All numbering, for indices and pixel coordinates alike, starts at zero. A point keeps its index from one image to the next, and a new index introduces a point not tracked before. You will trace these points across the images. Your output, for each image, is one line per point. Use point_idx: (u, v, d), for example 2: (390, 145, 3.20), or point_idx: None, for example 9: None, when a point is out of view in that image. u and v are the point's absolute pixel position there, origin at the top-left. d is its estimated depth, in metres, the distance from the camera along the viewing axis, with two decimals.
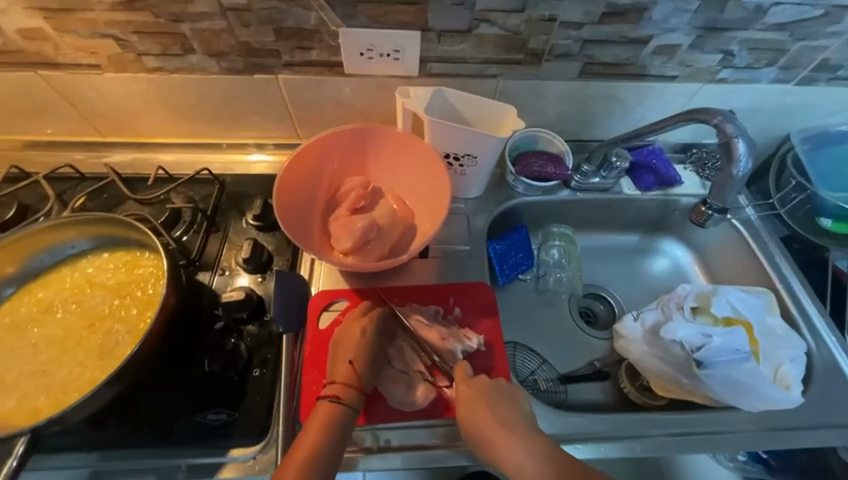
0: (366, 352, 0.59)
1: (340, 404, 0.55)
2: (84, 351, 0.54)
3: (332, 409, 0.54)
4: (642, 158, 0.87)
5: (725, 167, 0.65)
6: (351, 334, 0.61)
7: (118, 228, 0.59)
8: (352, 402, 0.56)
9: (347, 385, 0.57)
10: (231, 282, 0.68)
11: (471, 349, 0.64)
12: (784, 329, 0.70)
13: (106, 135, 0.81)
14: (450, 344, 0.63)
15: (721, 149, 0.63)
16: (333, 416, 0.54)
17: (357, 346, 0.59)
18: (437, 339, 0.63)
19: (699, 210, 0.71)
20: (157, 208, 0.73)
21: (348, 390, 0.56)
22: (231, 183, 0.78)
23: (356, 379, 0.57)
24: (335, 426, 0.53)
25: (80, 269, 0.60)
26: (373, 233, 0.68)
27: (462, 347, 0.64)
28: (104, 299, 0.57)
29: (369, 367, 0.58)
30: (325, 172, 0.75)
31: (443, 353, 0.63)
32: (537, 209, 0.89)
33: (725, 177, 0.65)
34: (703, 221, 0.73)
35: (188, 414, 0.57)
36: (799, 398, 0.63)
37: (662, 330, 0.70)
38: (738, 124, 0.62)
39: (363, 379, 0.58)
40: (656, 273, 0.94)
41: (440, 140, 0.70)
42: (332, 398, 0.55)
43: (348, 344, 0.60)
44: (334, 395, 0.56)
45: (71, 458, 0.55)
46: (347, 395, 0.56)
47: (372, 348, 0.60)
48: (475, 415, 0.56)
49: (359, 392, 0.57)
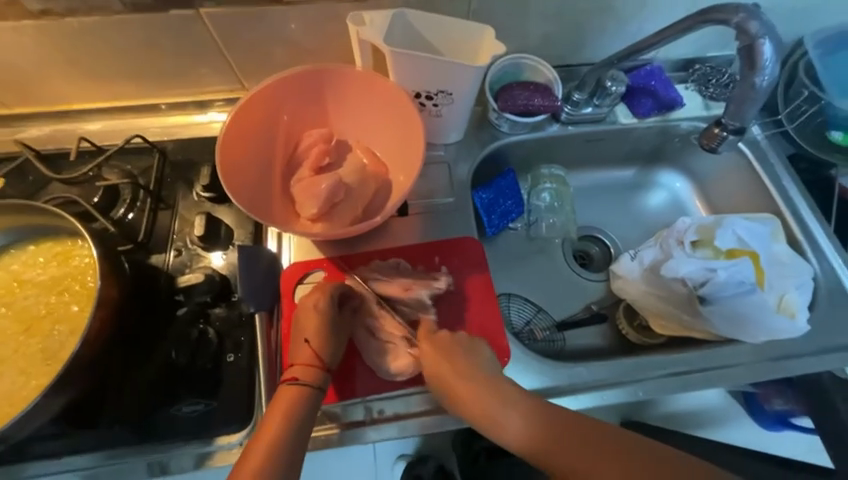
0: (324, 326, 0.54)
1: (302, 385, 0.50)
2: (24, 358, 0.48)
3: (295, 392, 0.49)
4: (639, 81, 0.77)
5: (747, 75, 0.55)
6: (305, 312, 0.55)
7: (34, 215, 0.50)
8: (317, 381, 0.51)
9: (310, 365, 0.52)
10: (190, 264, 0.60)
11: (440, 290, 0.61)
12: (791, 256, 0.66)
13: (13, 106, 0.68)
14: (417, 289, 0.59)
15: (742, 53, 0.55)
16: (294, 399, 0.49)
17: (313, 323, 0.54)
18: (400, 292, 0.59)
19: (712, 131, 0.62)
20: (88, 186, 0.63)
21: (311, 370, 0.51)
22: (173, 150, 0.68)
23: (317, 357, 0.52)
24: (298, 408, 0.48)
25: (5, 266, 0.52)
26: (341, 194, 0.60)
27: (428, 291, 0.60)
28: (39, 298, 0.50)
29: (331, 342, 0.53)
30: (280, 127, 0.64)
31: (409, 301, 0.60)
32: (525, 150, 0.80)
33: (747, 88, 0.56)
34: (716, 147, 0.63)
35: (162, 409, 0.53)
36: (805, 325, 0.61)
37: (664, 267, 0.67)
38: (764, 21, 0.53)
39: (326, 355, 0.53)
40: (652, 208, 0.88)
41: (408, 77, 0.59)
42: (290, 380, 0.50)
43: (301, 324, 0.55)
44: (293, 377, 0.51)
45: (41, 466, 0.51)
46: (309, 374, 0.51)
47: (333, 320, 0.55)
48: (434, 369, 0.53)
49: (324, 370, 0.52)
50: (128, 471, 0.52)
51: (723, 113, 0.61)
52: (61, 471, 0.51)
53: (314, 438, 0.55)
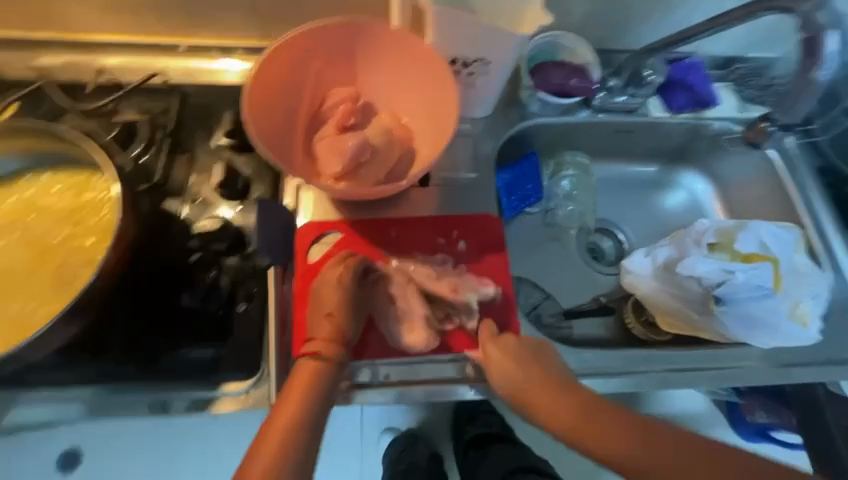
0: (346, 299, 0.53)
1: (323, 360, 0.49)
2: (36, 284, 0.47)
3: (314, 367, 0.49)
4: (678, 74, 0.75)
5: (804, 68, 0.53)
6: (326, 283, 0.54)
7: (53, 141, 0.48)
8: (338, 357, 0.50)
9: (331, 340, 0.50)
10: (206, 212, 0.59)
11: (487, 296, 0.59)
12: (809, 267, 0.65)
13: (30, 30, 0.65)
14: (455, 284, 0.59)
15: (803, 45, 0.53)
16: (313, 375, 0.48)
17: (336, 296, 0.53)
18: (449, 293, 0.58)
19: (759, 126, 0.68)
20: (106, 121, 0.61)
21: (331, 345, 0.50)
22: (195, 94, 0.66)
23: (340, 332, 0.51)
24: (317, 384, 0.48)
25: (19, 192, 0.51)
26: (366, 155, 0.58)
27: (471, 290, 0.59)
28: (53, 227, 0.49)
29: (353, 318, 0.52)
30: (307, 80, 0.62)
31: (451, 302, 0.58)
32: (552, 134, 0.78)
33: (803, 82, 0.54)
34: (761, 141, 0.69)
35: (170, 352, 0.53)
36: (816, 334, 0.62)
37: (680, 265, 0.66)
38: (831, 10, 0.50)
39: (347, 332, 0.52)
40: (670, 208, 0.87)
41: (447, 39, 0.57)
42: (311, 355, 0.49)
43: (322, 296, 0.53)
44: (314, 352, 0.50)
45: (45, 396, 0.51)
46: (328, 349, 0.50)
47: (355, 294, 0.54)
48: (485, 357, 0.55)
49: (345, 346, 0.51)
50: (126, 410, 0.50)
51: (773, 107, 0.60)
52: (63, 403, 0.51)
53: None
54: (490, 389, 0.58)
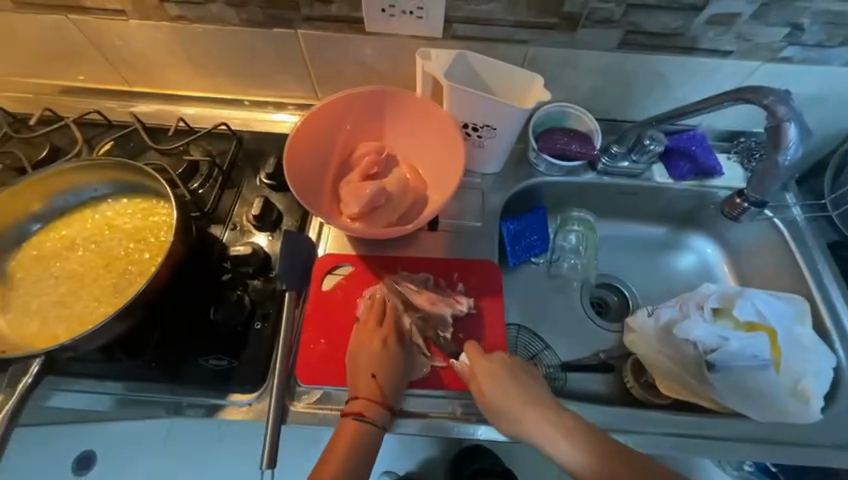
0: (389, 362, 0.59)
1: (367, 421, 0.55)
2: (99, 288, 0.57)
3: (358, 427, 0.55)
4: (679, 144, 0.80)
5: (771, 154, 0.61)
6: (370, 344, 0.60)
7: (134, 173, 0.60)
8: (377, 419, 0.56)
9: (374, 402, 0.56)
10: (241, 239, 0.69)
11: (461, 312, 0.65)
12: (813, 340, 0.64)
13: (133, 85, 0.82)
14: (440, 310, 0.64)
15: (769, 132, 0.59)
16: (359, 434, 0.54)
17: (378, 358, 0.59)
18: (426, 303, 0.65)
19: (735, 202, 0.71)
20: (176, 158, 0.75)
21: (373, 406, 0.56)
22: (249, 140, 0.79)
23: (380, 393, 0.57)
24: (362, 441, 0.54)
25: (101, 211, 0.63)
26: (382, 200, 0.67)
27: (453, 310, 0.65)
28: (121, 242, 0.60)
29: (395, 381, 0.59)
30: (340, 134, 0.73)
31: (432, 315, 0.65)
32: (559, 191, 0.84)
33: (770, 166, 0.62)
34: (737, 216, 0.72)
35: (192, 358, 0.60)
36: (819, 412, 0.59)
37: (677, 327, 0.67)
38: (792, 106, 0.57)
39: (388, 395, 0.58)
40: (679, 270, 0.89)
41: (459, 109, 0.66)
42: (355, 414, 0.55)
43: (367, 357, 0.59)
44: (358, 412, 0.56)
45: (87, 384, 0.59)
46: (372, 411, 0.56)
47: (397, 357, 0.60)
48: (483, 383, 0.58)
49: (385, 408, 0.57)
50: (153, 405, 0.59)
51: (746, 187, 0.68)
52: (101, 392, 0.59)
53: (315, 414, 0.59)
54: (476, 428, 0.60)
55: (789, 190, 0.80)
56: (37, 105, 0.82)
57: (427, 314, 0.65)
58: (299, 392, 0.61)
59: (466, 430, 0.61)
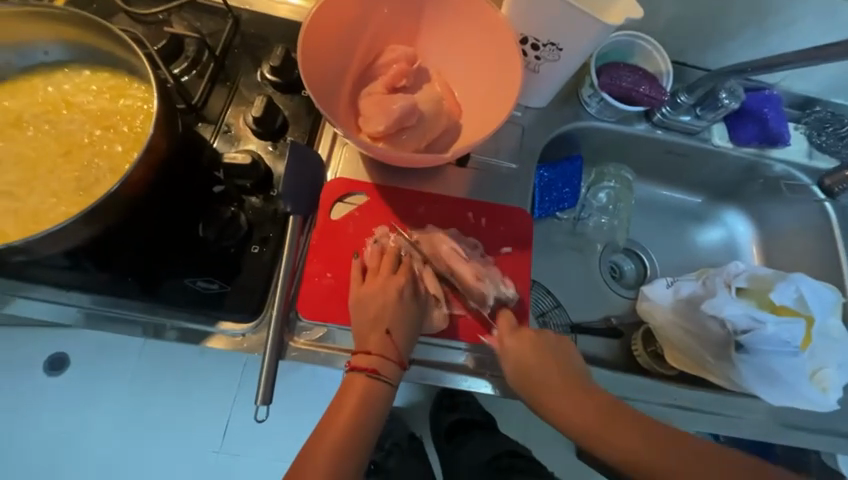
0: (405, 316, 0.53)
1: (380, 378, 0.51)
2: (58, 180, 0.46)
3: (369, 383, 0.50)
4: (753, 103, 0.70)
5: None
6: (386, 294, 0.53)
7: (99, 36, 0.46)
8: (391, 377, 0.51)
9: (387, 359, 0.51)
10: (237, 145, 0.57)
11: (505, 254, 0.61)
12: (840, 332, 0.61)
13: None
14: (478, 253, 0.58)
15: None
16: (371, 391, 0.50)
17: (391, 311, 0.53)
18: (469, 261, 0.57)
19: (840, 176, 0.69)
20: (154, 30, 0.59)
21: (388, 364, 0.51)
22: (248, 22, 0.63)
23: (395, 350, 0.52)
24: (374, 394, 0.50)
25: (56, 83, 0.49)
26: (412, 119, 0.55)
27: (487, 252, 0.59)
28: (82, 127, 0.47)
29: (409, 339, 0.53)
30: (365, 28, 0.59)
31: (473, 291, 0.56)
32: (603, 141, 0.75)
33: None
34: (837, 190, 0.69)
35: (175, 278, 0.52)
36: (833, 403, 0.58)
37: (706, 304, 0.62)
38: None
39: (402, 351, 0.53)
40: (704, 244, 0.84)
41: (524, 14, 0.53)
42: (368, 371, 0.51)
43: (383, 310, 0.52)
44: (369, 370, 0.51)
45: (49, 293, 0.51)
46: (386, 369, 0.51)
47: (412, 312, 0.54)
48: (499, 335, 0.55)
49: (399, 365, 0.52)
50: (132, 322, 0.51)
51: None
52: (66, 304, 0.51)
53: (318, 354, 0.54)
54: (486, 383, 0.57)
55: None
56: None
57: (468, 288, 0.56)
58: (299, 328, 0.55)
59: (475, 385, 0.57)
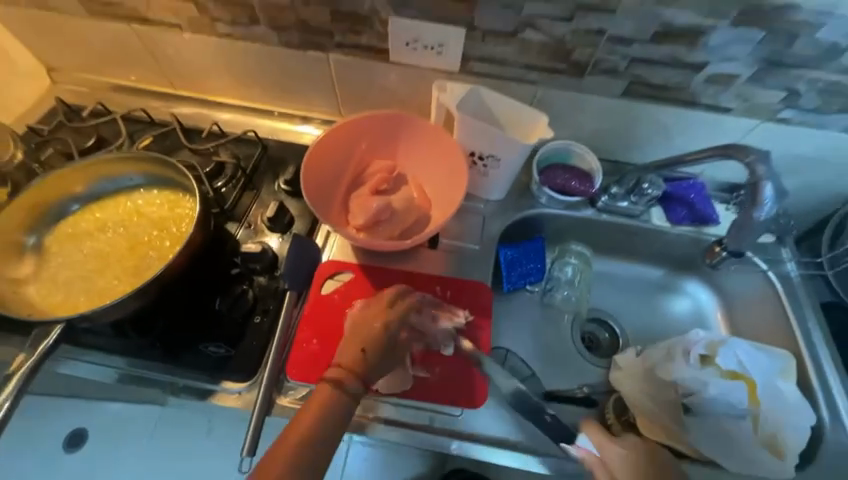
0: (384, 341, 0.59)
1: (344, 393, 0.54)
2: (121, 267, 0.62)
3: (334, 393, 0.53)
4: (679, 191, 0.82)
5: (748, 209, 0.64)
6: (372, 325, 0.59)
7: (168, 169, 0.66)
8: (353, 392, 0.54)
9: (352, 372, 0.55)
10: (254, 237, 0.74)
11: (460, 324, 0.67)
12: (797, 397, 0.63)
13: (177, 88, 0.90)
14: (441, 325, 0.66)
15: (749, 189, 0.62)
16: (332, 402, 0.53)
17: (371, 336, 0.58)
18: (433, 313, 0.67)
19: (714, 250, 0.76)
20: (206, 158, 0.82)
21: (352, 378, 0.55)
22: (273, 148, 0.85)
23: (365, 368, 0.56)
24: (333, 407, 0.53)
25: (133, 198, 0.68)
26: (386, 214, 0.71)
27: (453, 323, 0.67)
28: (146, 229, 0.66)
29: (382, 359, 0.58)
30: (356, 150, 0.79)
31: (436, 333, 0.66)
32: (560, 224, 0.88)
33: (746, 219, 0.64)
34: (716, 263, 0.77)
35: (192, 343, 0.64)
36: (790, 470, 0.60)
37: (659, 368, 0.67)
38: (772, 166, 0.60)
39: (368, 370, 0.56)
40: (673, 313, 0.90)
41: (467, 137, 0.71)
42: (333, 381, 0.54)
43: (365, 338, 0.58)
44: (337, 381, 0.54)
45: (93, 355, 0.64)
46: (350, 381, 0.55)
47: (392, 339, 0.59)
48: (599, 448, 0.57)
49: (362, 382, 0.56)
50: (155, 381, 0.63)
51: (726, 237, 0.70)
52: (107, 365, 0.63)
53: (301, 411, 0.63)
54: (449, 442, 0.64)
55: (788, 245, 0.81)
56: (93, 99, 0.91)
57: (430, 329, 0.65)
58: (286, 387, 0.64)
59: (441, 443, 0.64)
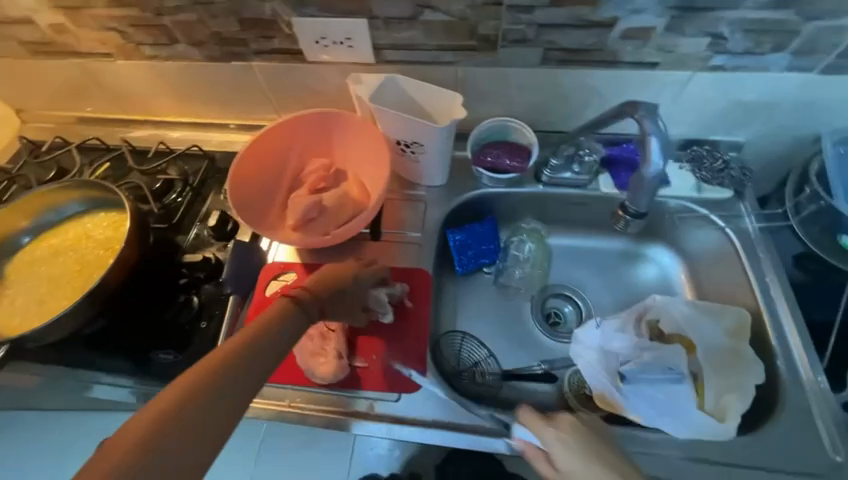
0: (346, 281, 0.62)
1: (299, 308, 0.52)
2: (72, 288, 0.67)
3: (287, 304, 0.52)
4: (624, 154, 0.80)
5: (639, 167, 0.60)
6: (346, 273, 0.62)
7: (107, 192, 0.70)
8: (308, 313, 0.53)
9: (309, 294, 0.55)
10: (200, 247, 0.77)
11: (395, 293, 0.70)
12: (750, 353, 0.64)
13: (130, 113, 0.94)
14: (374, 292, 0.67)
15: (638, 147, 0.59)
16: (289, 313, 0.50)
17: (336, 278, 0.60)
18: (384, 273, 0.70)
19: (616, 214, 0.67)
20: (155, 177, 0.85)
21: (309, 300, 0.54)
22: (220, 159, 0.88)
23: (320, 296, 0.56)
24: (288, 318, 0.49)
25: (82, 223, 0.73)
26: (315, 212, 0.73)
27: (387, 292, 0.69)
28: (94, 250, 0.70)
29: (335, 295, 0.59)
30: (293, 153, 0.80)
31: (371, 303, 0.68)
32: (510, 203, 0.85)
33: (638, 179, 0.61)
34: (622, 229, 0.68)
35: (144, 352, 0.68)
36: (733, 431, 0.58)
37: (605, 339, 0.66)
38: (659, 121, 0.57)
39: (320, 299, 0.56)
40: (640, 282, 0.85)
41: (389, 128, 0.72)
42: (292, 297, 0.53)
43: (333, 286, 0.59)
44: (297, 298, 0.53)
45: (56, 372, 0.68)
46: (306, 298, 0.54)
47: (353, 281, 0.63)
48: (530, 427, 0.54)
49: (314, 307, 0.54)
50: (110, 392, 0.67)
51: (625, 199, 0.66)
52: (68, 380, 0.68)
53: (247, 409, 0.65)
54: (387, 427, 0.63)
55: (746, 199, 0.77)
56: (52, 134, 0.96)
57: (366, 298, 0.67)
58: None
59: (371, 429, 0.63)
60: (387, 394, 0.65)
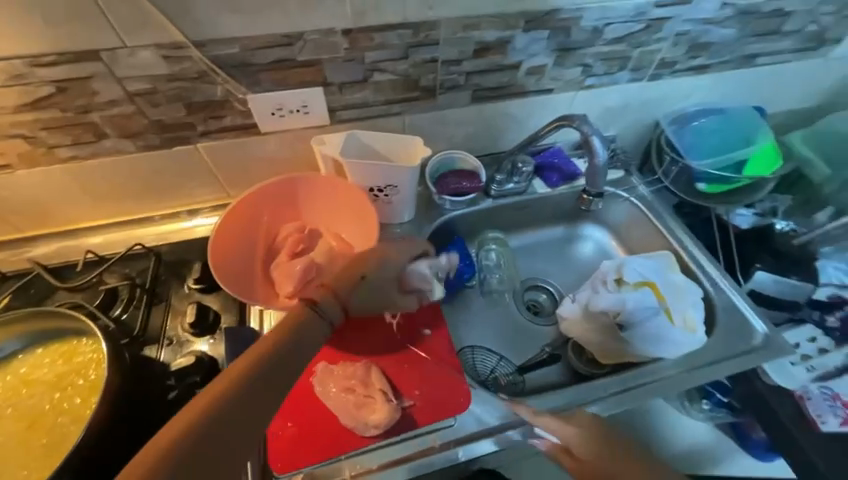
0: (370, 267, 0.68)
1: (316, 311, 0.56)
2: (26, 451, 0.54)
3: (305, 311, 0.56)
4: (546, 160, 0.99)
5: (590, 159, 0.79)
6: (364, 266, 0.67)
7: (48, 321, 0.58)
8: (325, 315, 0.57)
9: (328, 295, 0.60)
10: (181, 350, 0.67)
11: (439, 265, 0.74)
12: (684, 282, 0.83)
13: (28, 229, 0.79)
14: (416, 267, 0.72)
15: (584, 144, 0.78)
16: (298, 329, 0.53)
17: (354, 270, 0.66)
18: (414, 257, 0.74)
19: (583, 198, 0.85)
20: (91, 291, 0.73)
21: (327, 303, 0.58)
22: (167, 252, 0.79)
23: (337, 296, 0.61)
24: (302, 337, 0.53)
25: (13, 370, 0.60)
26: (313, 272, 0.72)
27: (429, 265, 0.73)
28: (42, 397, 0.57)
29: (350, 289, 0.64)
30: (260, 226, 0.79)
31: (410, 282, 0.72)
32: (470, 220, 0.97)
33: (593, 168, 0.80)
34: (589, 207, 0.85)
35: None
36: (703, 337, 0.78)
37: (592, 304, 0.80)
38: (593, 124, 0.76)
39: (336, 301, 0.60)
40: (583, 256, 1.05)
41: (362, 178, 0.77)
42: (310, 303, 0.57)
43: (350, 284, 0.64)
44: (313, 302, 0.57)
45: None
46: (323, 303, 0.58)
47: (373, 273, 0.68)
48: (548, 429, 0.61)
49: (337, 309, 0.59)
50: None
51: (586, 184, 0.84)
52: None
53: None
54: (455, 452, 0.64)
55: (634, 174, 1.02)
56: None
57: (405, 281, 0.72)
58: None
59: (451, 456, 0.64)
60: (443, 421, 0.65)
